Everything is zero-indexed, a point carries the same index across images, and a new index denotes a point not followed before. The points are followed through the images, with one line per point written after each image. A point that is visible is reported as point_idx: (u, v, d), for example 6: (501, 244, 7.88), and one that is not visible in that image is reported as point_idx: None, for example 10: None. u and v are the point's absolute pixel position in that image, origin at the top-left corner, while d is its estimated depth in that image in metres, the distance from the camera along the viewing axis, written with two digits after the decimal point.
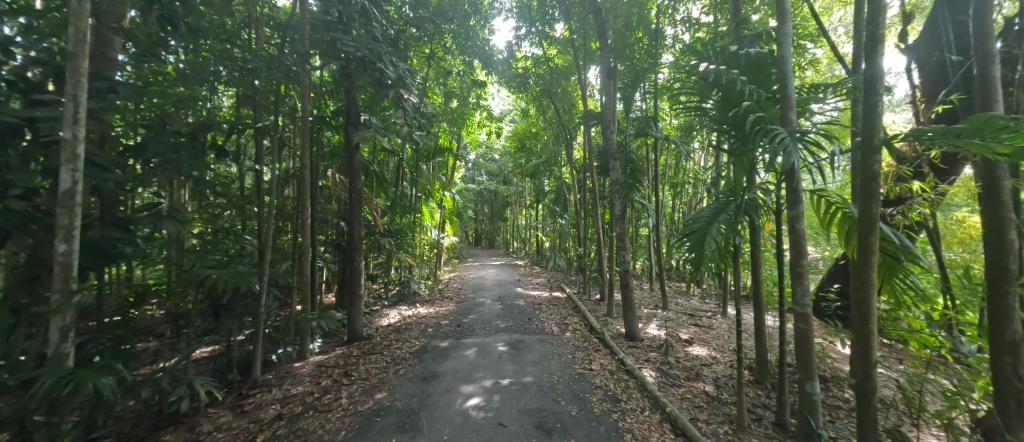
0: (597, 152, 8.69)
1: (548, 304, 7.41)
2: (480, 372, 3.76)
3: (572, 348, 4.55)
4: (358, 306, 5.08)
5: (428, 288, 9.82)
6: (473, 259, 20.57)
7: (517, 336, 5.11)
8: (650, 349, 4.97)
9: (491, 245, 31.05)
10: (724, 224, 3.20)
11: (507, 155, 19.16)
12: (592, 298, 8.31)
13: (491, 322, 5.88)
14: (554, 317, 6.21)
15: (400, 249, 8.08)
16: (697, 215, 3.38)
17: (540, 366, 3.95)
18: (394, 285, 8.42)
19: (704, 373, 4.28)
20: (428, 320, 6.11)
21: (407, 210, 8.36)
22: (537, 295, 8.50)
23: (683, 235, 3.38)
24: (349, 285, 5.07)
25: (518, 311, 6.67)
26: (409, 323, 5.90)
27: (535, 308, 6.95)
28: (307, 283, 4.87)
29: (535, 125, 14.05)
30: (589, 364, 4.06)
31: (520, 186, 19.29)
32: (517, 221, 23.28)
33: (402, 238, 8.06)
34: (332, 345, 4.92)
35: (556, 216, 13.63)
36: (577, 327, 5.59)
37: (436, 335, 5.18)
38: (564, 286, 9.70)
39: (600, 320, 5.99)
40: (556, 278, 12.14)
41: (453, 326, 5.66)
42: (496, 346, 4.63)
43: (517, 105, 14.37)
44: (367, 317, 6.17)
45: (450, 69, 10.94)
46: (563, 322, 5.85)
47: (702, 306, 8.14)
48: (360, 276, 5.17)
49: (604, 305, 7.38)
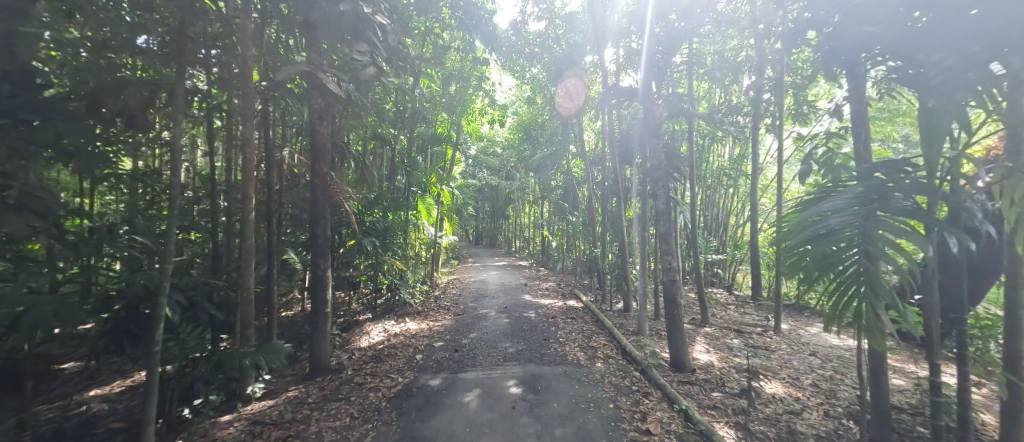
0: (621, 139, 7.45)
1: (564, 316, 6.20)
2: (486, 439, 2.55)
3: (612, 391, 3.32)
4: (324, 330, 3.85)
5: (424, 295, 8.61)
6: (474, 260, 19.33)
7: (533, 367, 3.89)
8: (710, 387, 3.73)
9: (493, 244, 29.87)
10: (903, 214, 1.82)
11: (510, 148, 17.92)
12: (614, 308, 7.08)
13: (496, 344, 4.65)
14: (576, 336, 4.99)
15: (388, 251, 6.84)
16: (837, 207, 2.03)
17: (574, 427, 2.71)
18: (381, 293, 7.18)
19: (800, 429, 3.03)
20: (418, 340, 4.88)
21: (398, 204, 7.15)
22: (548, 304, 7.28)
23: (813, 236, 1.98)
24: (311, 303, 3.82)
25: (530, 327, 5.43)
26: (394, 346, 4.65)
27: (550, 322, 5.73)
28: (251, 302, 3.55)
29: (543, 113, 12.82)
30: (641, 420, 2.83)
31: (524, 182, 18.04)
32: (519, 219, 22.05)
33: (389, 238, 6.81)
34: (284, 381, 3.69)
35: (565, 214, 12.36)
36: (609, 353, 4.35)
37: (426, 366, 3.94)
38: (578, 292, 8.47)
39: (635, 343, 4.76)
40: (566, 281, 10.89)
41: (449, 351, 4.40)
42: (506, 386, 3.40)
43: (522, 92, 13.11)
44: (341, 338, 4.94)
45: (447, 48, 9.69)
46: (589, 346, 4.59)
47: (744, 318, 6.92)
48: (327, 290, 3.91)
49: (632, 319, 6.14)
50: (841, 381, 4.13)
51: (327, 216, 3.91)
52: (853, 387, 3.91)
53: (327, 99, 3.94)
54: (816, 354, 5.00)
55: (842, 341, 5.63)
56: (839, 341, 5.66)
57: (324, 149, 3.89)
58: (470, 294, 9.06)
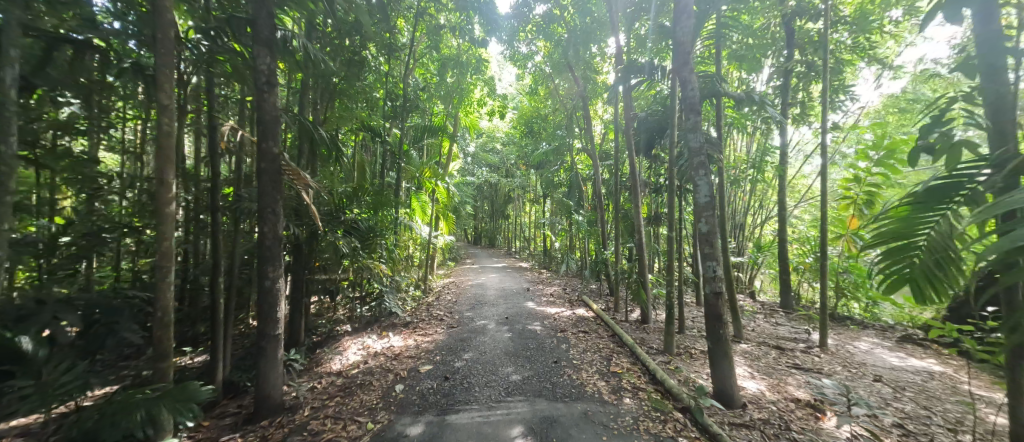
0: (637, 128, 6.63)
1: (576, 329, 5.37)
2: None
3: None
4: (274, 360, 2.97)
5: (417, 301, 7.78)
6: (473, 261, 18.38)
7: (542, 405, 3.04)
8: (772, 431, 2.90)
9: (492, 243, 29.10)
10: None
11: (512, 144, 17.03)
12: (630, 318, 6.25)
13: (496, 369, 3.79)
14: (592, 357, 4.16)
15: (371, 254, 5.97)
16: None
17: None
18: (366, 301, 6.33)
19: None
20: (402, 363, 4.01)
21: (385, 200, 6.28)
22: (555, 313, 6.43)
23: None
24: (257, 323, 2.93)
25: (537, 345, 4.55)
26: (371, 371, 3.79)
27: (559, 337, 4.90)
28: (166, 324, 2.59)
29: (545, 103, 12.00)
30: None
31: (525, 179, 17.20)
32: (520, 218, 21.19)
33: (374, 238, 5.91)
34: (218, 427, 2.89)
35: (570, 212, 11.50)
36: (635, 382, 3.52)
37: (407, 403, 3.08)
38: (586, 299, 7.67)
39: (665, 368, 3.93)
40: (571, 286, 10.04)
41: (437, 380, 3.53)
42: (510, 439, 2.54)
43: (524, 81, 12.25)
44: (310, 358, 4.11)
45: (443, 29, 8.82)
46: (610, 373, 3.74)
47: (778, 330, 6.10)
48: (280, 307, 3.03)
49: (656, 334, 5.29)
50: (928, 419, 3.30)
51: (279, 211, 3.01)
52: (951, 430, 3.06)
53: (274, 52, 2.99)
54: (880, 379, 4.16)
55: (903, 361, 4.78)
56: (899, 360, 4.81)
57: (274, 121, 2.97)
58: (467, 300, 8.18)
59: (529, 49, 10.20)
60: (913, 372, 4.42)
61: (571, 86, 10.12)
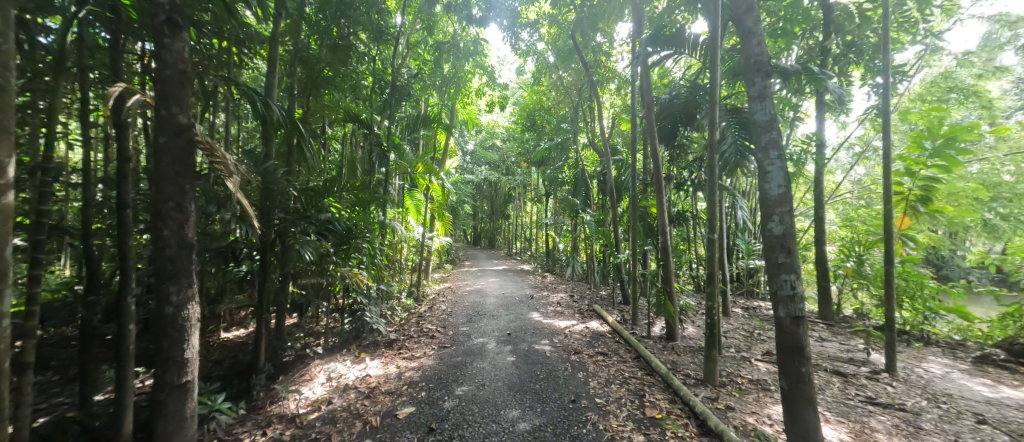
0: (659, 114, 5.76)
1: (593, 350, 4.49)
2: None
3: None
4: (180, 419, 2.09)
5: (406, 313, 6.89)
6: (473, 263, 17.53)
7: None
8: None
9: (491, 245, 28.22)
10: None
11: (512, 141, 16.16)
12: (653, 334, 5.37)
13: (498, 414, 2.90)
14: (621, 394, 3.25)
15: (349, 260, 5.06)
16: None
17: None
18: (344, 315, 5.42)
19: None
20: (375, 403, 3.11)
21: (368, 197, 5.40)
22: (566, 328, 5.56)
23: None
24: (155, 370, 2.05)
25: (548, 374, 3.67)
26: (334, 418, 2.89)
27: (574, 362, 4.02)
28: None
29: (548, 95, 11.15)
30: None
31: (526, 177, 16.29)
32: (520, 219, 20.30)
33: (353, 242, 5.04)
34: None
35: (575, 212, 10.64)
36: (684, 435, 2.64)
37: None
38: (598, 308, 6.81)
39: (716, 410, 3.04)
40: (578, 292, 9.16)
41: (419, 433, 2.64)
42: None
43: (526, 71, 11.37)
44: (259, 397, 3.21)
45: (437, 8, 7.95)
46: (647, 420, 2.85)
47: (825, 346, 5.24)
48: (191, 342, 2.13)
49: (689, 356, 4.40)
50: None
51: (189, 206, 2.13)
52: None
53: None
54: (985, 421, 3.27)
55: (995, 391, 3.90)
56: (990, 390, 3.93)
57: (177, 80, 2.07)
58: (463, 311, 7.29)
59: (532, 36, 9.39)
60: (1018, 408, 3.53)
61: (577, 74, 9.25)
